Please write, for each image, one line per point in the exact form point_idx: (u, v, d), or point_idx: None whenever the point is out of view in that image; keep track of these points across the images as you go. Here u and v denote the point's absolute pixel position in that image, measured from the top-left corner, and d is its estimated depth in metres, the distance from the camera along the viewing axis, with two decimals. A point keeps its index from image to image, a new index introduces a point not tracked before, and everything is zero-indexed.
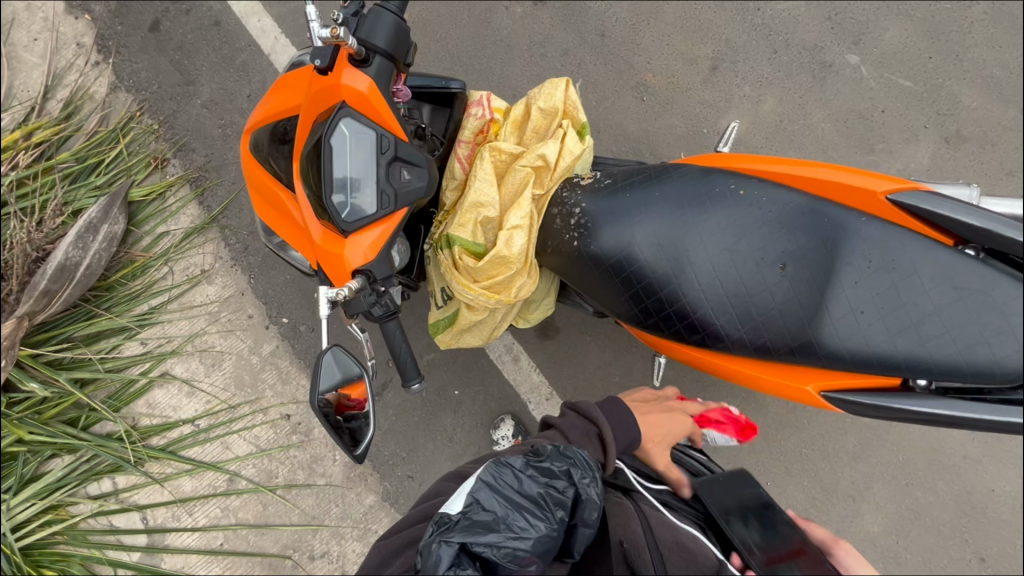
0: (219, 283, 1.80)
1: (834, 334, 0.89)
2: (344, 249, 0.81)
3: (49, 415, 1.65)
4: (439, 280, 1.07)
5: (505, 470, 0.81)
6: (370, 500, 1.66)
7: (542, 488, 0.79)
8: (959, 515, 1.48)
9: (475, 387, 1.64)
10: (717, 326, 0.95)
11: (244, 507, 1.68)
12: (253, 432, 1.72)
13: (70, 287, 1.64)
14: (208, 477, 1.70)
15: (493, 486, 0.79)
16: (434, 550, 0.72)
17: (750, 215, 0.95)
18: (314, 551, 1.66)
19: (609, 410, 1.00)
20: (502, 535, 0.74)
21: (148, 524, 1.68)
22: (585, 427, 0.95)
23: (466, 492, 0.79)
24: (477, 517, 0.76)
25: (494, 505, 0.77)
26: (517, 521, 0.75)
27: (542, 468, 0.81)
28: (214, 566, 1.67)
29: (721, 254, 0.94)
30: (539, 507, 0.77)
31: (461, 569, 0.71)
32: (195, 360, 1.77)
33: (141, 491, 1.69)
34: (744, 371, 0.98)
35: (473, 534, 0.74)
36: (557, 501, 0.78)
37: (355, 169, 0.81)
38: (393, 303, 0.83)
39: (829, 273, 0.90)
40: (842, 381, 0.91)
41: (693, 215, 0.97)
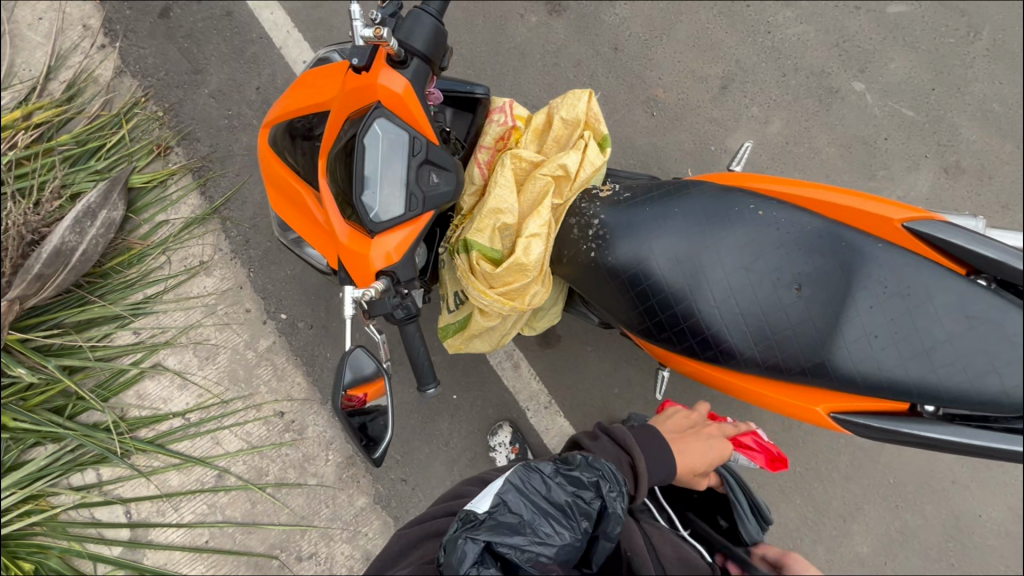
0: (218, 275, 1.78)
1: (848, 357, 0.90)
2: (369, 249, 0.81)
3: (35, 402, 1.62)
4: (454, 284, 1.07)
5: (534, 475, 0.81)
6: (362, 502, 1.64)
7: (570, 496, 0.79)
8: (947, 540, 1.50)
9: (474, 392, 1.64)
10: (729, 344, 0.96)
11: (231, 505, 1.65)
12: (245, 429, 1.70)
13: (64, 272, 1.60)
14: (196, 472, 1.67)
15: (521, 489, 0.79)
16: (460, 545, 0.71)
17: (769, 234, 0.96)
18: (302, 552, 1.64)
19: (644, 438, 1.01)
20: (526, 539, 0.74)
21: (132, 518, 1.64)
22: (618, 453, 0.96)
23: (493, 492, 0.79)
24: (503, 519, 0.75)
25: (520, 509, 0.77)
26: (542, 526, 0.76)
27: (571, 476, 0.81)
28: (198, 564, 1.63)
29: (737, 272, 0.96)
30: (565, 516, 0.78)
31: (485, 568, 0.70)
32: (188, 352, 1.74)
33: (126, 484, 1.66)
34: (752, 389, 0.99)
35: (499, 535, 0.73)
36: (583, 512, 0.79)
37: (387, 169, 0.80)
38: (415, 306, 0.82)
39: (844, 296, 0.91)
40: (852, 405, 0.93)
41: (711, 232, 0.98)
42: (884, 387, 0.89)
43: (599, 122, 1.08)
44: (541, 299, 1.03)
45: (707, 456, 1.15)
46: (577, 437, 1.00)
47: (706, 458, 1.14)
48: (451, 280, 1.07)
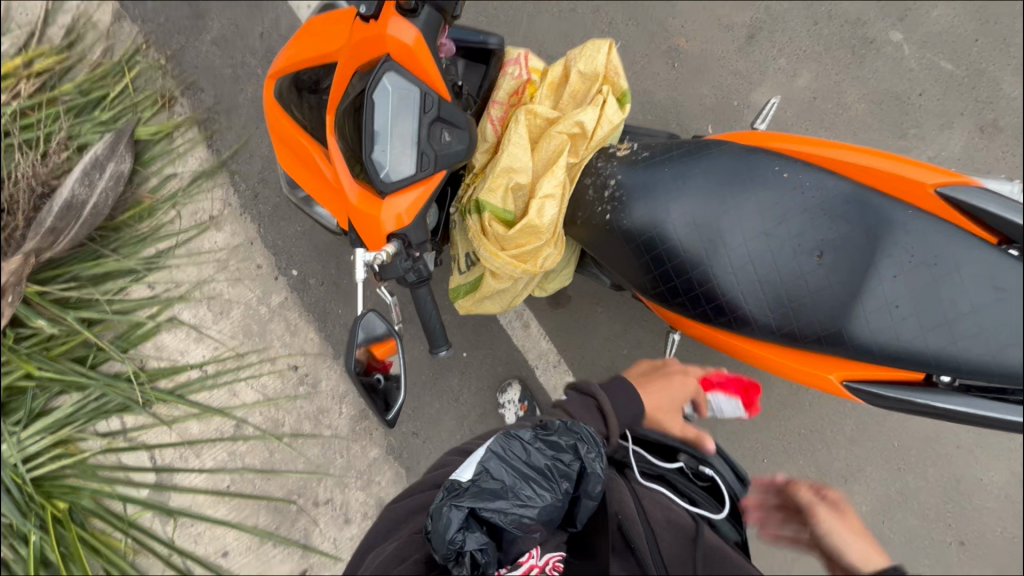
0: (228, 230, 1.79)
1: (866, 327, 0.89)
2: (379, 210, 0.79)
3: (58, 352, 1.66)
4: (465, 245, 1.06)
5: (514, 442, 0.82)
6: (375, 453, 1.70)
7: (549, 460, 0.81)
8: (946, 501, 1.53)
9: (483, 350, 1.65)
10: (745, 311, 0.95)
11: (251, 452, 1.71)
12: (261, 381, 1.74)
13: (76, 226, 1.61)
14: (215, 422, 1.73)
15: (502, 457, 0.80)
16: (444, 514, 0.74)
17: (792, 199, 0.93)
18: (318, 498, 1.70)
19: (619, 386, 1.03)
20: (509, 503, 0.77)
21: (156, 463, 1.72)
22: (586, 399, 0.98)
23: (475, 460, 0.80)
24: (484, 485, 0.77)
25: (502, 475, 0.78)
26: (524, 490, 0.78)
27: (550, 440, 0.83)
28: (221, 507, 1.70)
29: (757, 238, 0.93)
30: (546, 479, 0.79)
31: (470, 532, 0.74)
32: (203, 307, 1.77)
33: (150, 431, 1.73)
34: (763, 356, 0.98)
35: (482, 501, 0.76)
36: (564, 473, 0.80)
37: (397, 126, 0.78)
38: (427, 269, 0.82)
39: (867, 265, 0.89)
40: (866, 373, 0.91)
41: (733, 194, 0.95)
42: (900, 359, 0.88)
43: (619, 75, 1.02)
44: (553, 262, 1.01)
45: (674, 393, 1.21)
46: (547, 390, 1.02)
47: (675, 395, 1.21)
48: (462, 242, 1.07)
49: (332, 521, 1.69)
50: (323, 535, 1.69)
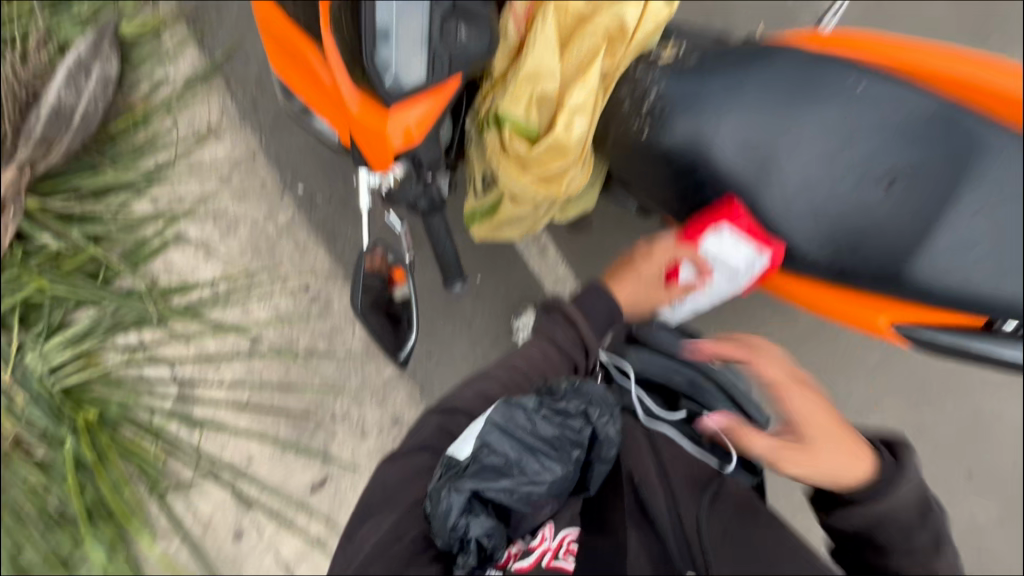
0: (229, 142, 1.67)
1: (935, 264, 0.91)
2: (384, 124, 0.70)
3: (69, 267, 1.65)
4: (482, 167, 1.01)
5: (517, 413, 0.89)
6: (389, 372, 1.73)
7: (558, 430, 0.89)
8: (959, 434, 1.54)
9: (498, 275, 1.62)
10: (804, 238, 0.97)
11: (267, 369, 1.73)
12: (274, 300, 1.72)
13: (68, 134, 1.54)
14: (230, 339, 1.73)
15: (505, 430, 0.87)
16: (445, 498, 0.81)
17: (867, 122, 0.92)
18: (335, 414, 1.74)
19: (591, 288, 1.07)
20: (515, 480, 0.85)
21: (177, 376, 1.74)
22: (553, 315, 1.06)
23: (476, 433, 0.87)
24: (487, 461, 0.85)
25: (507, 451, 0.86)
26: (531, 464, 0.87)
27: (554, 407, 0.91)
28: (242, 419, 1.74)
29: (825, 163, 0.94)
30: (555, 450, 0.88)
31: (473, 514, 0.82)
32: (209, 224, 1.71)
33: (169, 344, 1.74)
34: (817, 299, 1.04)
35: (485, 481, 0.84)
36: (573, 442, 0.90)
37: (406, 18, 0.67)
38: (438, 194, 0.88)
39: (938, 195, 0.90)
40: (922, 320, 0.95)
41: (805, 115, 0.94)
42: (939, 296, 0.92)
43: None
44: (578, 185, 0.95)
45: (650, 273, 1.10)
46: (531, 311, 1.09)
47: (648, 271, 1.10)
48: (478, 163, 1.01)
49: (350, 435, 1.74)
50: (341, 447, 1.74)
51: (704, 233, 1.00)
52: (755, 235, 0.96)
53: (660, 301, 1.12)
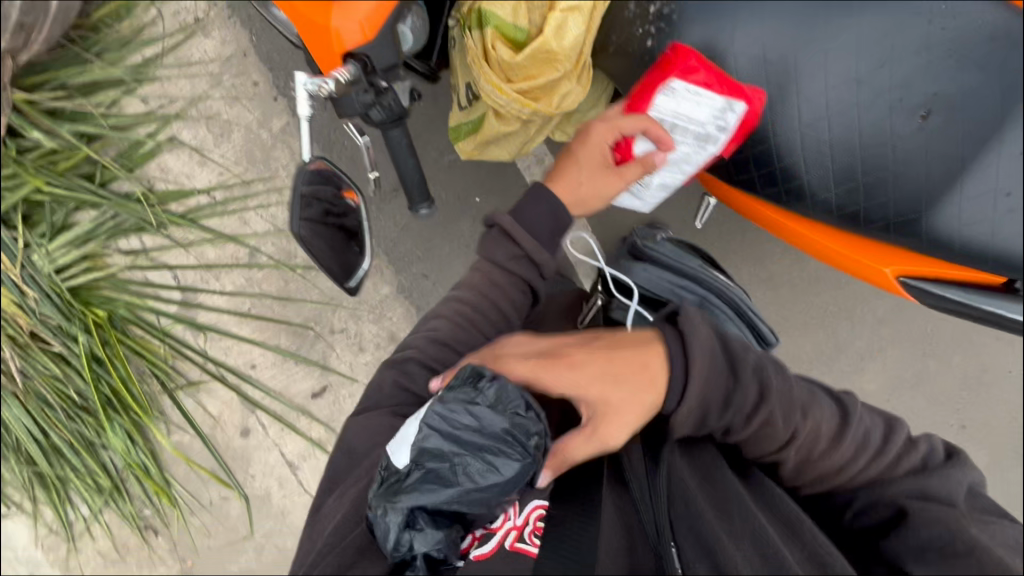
0: (217, 37, 1.61)
1: (960, 207, 0.97)
2: (333, 18, 0.84)
3: (65, 168, 1.62)
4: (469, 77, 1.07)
5: (457, 409, 0.76)
6: (386, 291, 1.71)
7: (508, 420, 0.76)
8: (960, 385, 1.50)
9: (496, 195, 1.63)
10: (823, 157, 1.02)
11: (267, 280, 1.74)
12: (270, 211, 1.69)
13: (48, 22, 1.44)
14: (230, 248, 1.73)
15: (444, 430, 0.75)
16: (383, 517, 0.71)
17: (909, 41, 0.93)
18: (333, 327, 1.76)
19: (528, 197, 1.01)
20: (465, 487, 0.73)
21: (180, 283, 1.78)
22: (494, 234, 1.01)
23: (411, 443, 0.75)
24: (428, 467, 0.73)
25: (447, 452, 0.74)
26: (477, 464, 0.73)
27: (496, 398, 0.77)
28: (244, 327, 1.79)
29: (854, 85, 0.97)
30: (508, 443, 0.74)
31: (417, 528, 0.71)
32: (202, 127, 1.65)
33: (169, 252, 1.75)
34: (825, 244, 1.12)
35: (427, 494, 0.72)
36: (528, 430, 0.76)
37: None
38: (394, 107, 0.90)
39: (968, 129, 0.94)
40: (923, 271, 1.03)
41: (841, 28, 0.95)
42: (929, 239, 1.00)
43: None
44: (571, 101, 1.02)
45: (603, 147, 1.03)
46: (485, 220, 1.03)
47: (591, 155, 1.04)
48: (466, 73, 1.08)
49: (347, 348, 1.77)
50: (340, 359, 1.78)
51: (654, 95, 1.01)
52: (701, 82, 0.98)
53: (611, 185, 1.04)
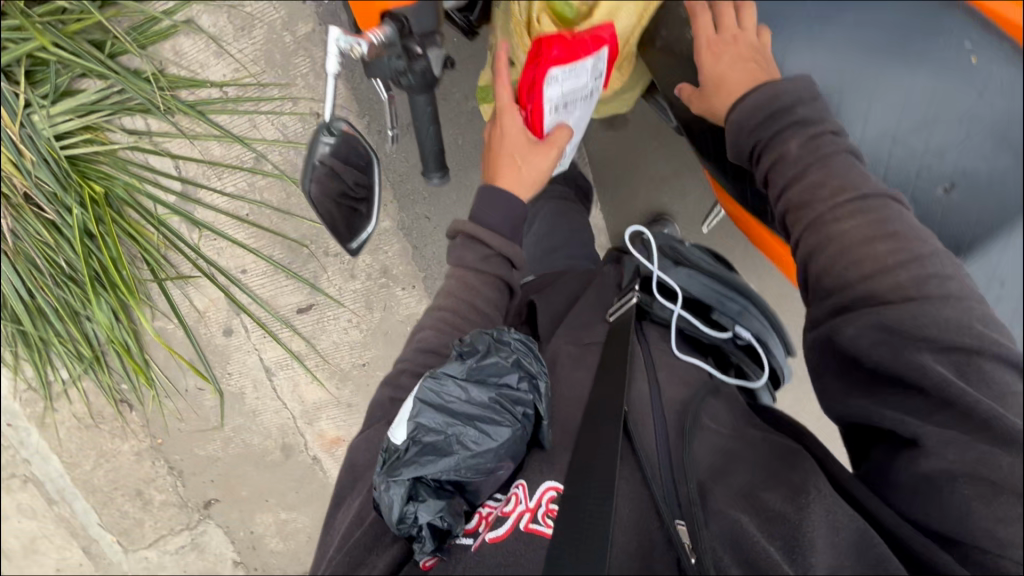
0: None
1: None
2: None
3: (73, 30, 1.55)
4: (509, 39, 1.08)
5: (446, 384, 0.82)
6: (386, 225, 1.71)
7: (495, 392, 0.83)
8: None
9: None
10: None
11: (269, 189, 1.72)
12: (281, 120, 1.64)
13: None
14: (236, 149, 1.70)
15: (435, 404, 0.81)
16: (385, 493, 0.75)
17: (951, 112, 1.00)
18: (329, 249, 1.77)
19: (479, 202, 1.07)
20: (459, 455, 0.78)
21: (182, 174, 1.75)
22: (467, 244, 1.05)
23: (407, 418, 0.80)
24: (426, 441, 0.78)
25: (439, 425, 0.79)
26: (470, 435, 0.79)
27: (480, 370, 0.84)
28: (240, 232, 1.79)
29: (892, 142, 1.04)
30: (497, 411, 0.81)
31: (418, 501, 0.75)
32: (222, 16, 1.57)
33: (173, 141, 1.72)
34: None
35: (423, 465, 0.76)
36: (514, 400, 0.83)
37: None
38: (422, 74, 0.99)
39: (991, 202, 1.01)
40: None
41: (890, 80, 1.02)
42: None
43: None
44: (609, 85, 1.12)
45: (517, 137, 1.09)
46: (450, 228, 1.06)
47: (512, 144, 1.10)
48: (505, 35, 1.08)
49: (339, 273, 1.78)
50: (330, 282, 1.80)
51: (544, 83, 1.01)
52: (579, 54, 0.99)
53: (540, 159, 1.09)
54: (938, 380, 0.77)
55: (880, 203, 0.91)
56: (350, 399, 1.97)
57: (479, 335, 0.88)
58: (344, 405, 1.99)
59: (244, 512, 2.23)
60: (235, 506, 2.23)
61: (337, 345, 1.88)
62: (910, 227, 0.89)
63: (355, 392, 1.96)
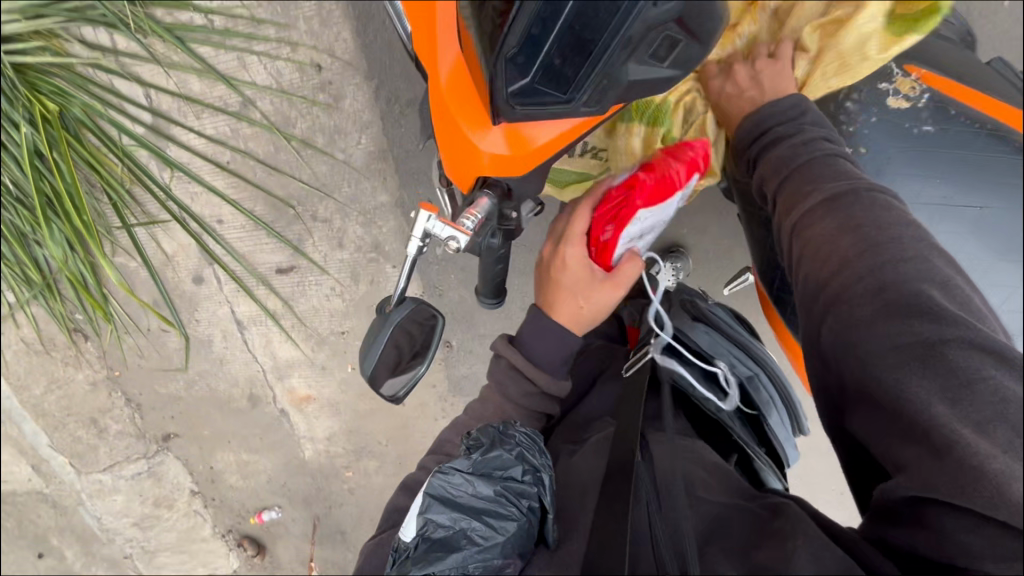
0: None
1: None
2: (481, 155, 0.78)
3: None
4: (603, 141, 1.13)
5: (451, 477, 0.85)
6: (384, 199, 1.59)
7: (499, 486, 0.85)
8: None
9: None
10: None
11: (255, 139, 1.55)
12: (276, 65, 1.45)
13: None
14: (219, 89, 1.50)
15: (442, 500, 0.83)
16: None
17: None
18: (317, 215, 1.64)
19: (530, 325, 0.98)
20: (467, 552, 0.80)
21: (153, 105, 1.55)
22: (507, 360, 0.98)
23: (416, 514, 0.83)
24: (434, 537, 0.81)
25: (446, 520, 0.82)
26: (476, 530, 0.81)
27: (484, 464, 0.87)
28: (219, 179, 1.63)
29: None
30: (502, 505, 0.83)
31: None
32: None
33: (144, 65, 1.50)
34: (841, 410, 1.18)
35: (429, 565, 0.78)
36: (519, 493, 0.85)
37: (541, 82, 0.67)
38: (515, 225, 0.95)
39: None
40: None
41: None
42: None
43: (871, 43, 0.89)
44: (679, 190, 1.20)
45: (577, 269, 0.98)
46: (495, 343, 0.99)
47: (574, 280, 0.98)
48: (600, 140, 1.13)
49: (326, 240, 1.67)
50: (315, 247, 1.69)
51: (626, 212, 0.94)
52: (668, 195, 0.94)
53: (605, 296, 0.97)
54: (901, 387, 0.65)
55: (853, 197, 0.81)
56: (325, 361, 1.93)
57: (485, 428, 0.91)
58: (318, 367, 1.95)
59: (204, 450, 2.22)
60: (195, 442, 2.21)
61: (316, 310, 1.81)
62: (880, 213, 0.78)
63: (331, 356, 1.91)
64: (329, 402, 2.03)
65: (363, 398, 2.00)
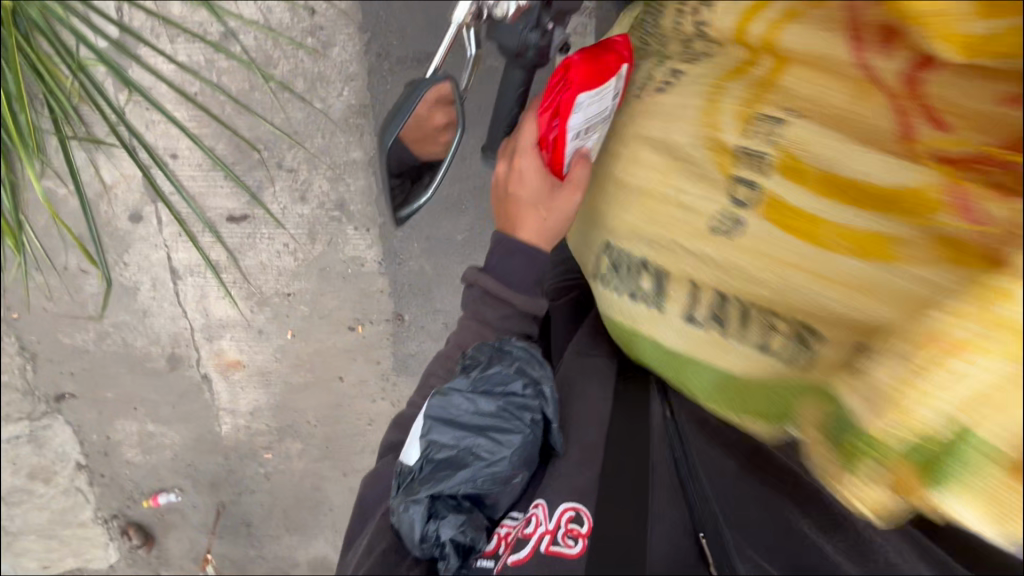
0: None
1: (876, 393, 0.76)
2: None
3: None
4: (735, 273, 0.65)
5: (451, 399, 0.85)
6: (357, 155, 1.57)
7: (500, 401, 0.85)
8: None
9: None
10: None
11: (229, 73, 1.50)
12: (268, 3, 1.44)
13: None
14: (201, 15, 1.46)
15: (444, 420, 0.84)
16: (408, 513, 0.80)
17: None
18: (283, 162, 1.59)
19: (501, 249, 0.93)
20: (473, 468, 0.82)
21: (124, 21, 1.47)
22: (483, 284, 0.95)
23: (418, 438, 0.85)
24: (438, 457, 0.83)
25: (448, 439, 0.83)
26: (482, 448, 0.83)
27: (484, 381, 0.86)
28: (182, 110, 1.56)
29: None
30: (506, 419, 0.84)
31: (437, 517, 0.80)
32: None
33: None
34: None
35: (435, 484, 0.81)
36: (519, 406, 0.85)
37: None
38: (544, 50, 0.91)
39: None
40: None
41: None
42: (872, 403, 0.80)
43: None
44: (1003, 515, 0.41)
45: (534, 184, 0.88)
46: (467, 271, 0.97)
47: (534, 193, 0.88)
48: (654, 237, 0.72)
49: (288, 191, 1.62)
50: (274, 198, 1.62)
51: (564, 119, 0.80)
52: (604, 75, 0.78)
53: (564, 201, 0.86)
54: None
55: None
56: (263, 325, 1.82)
57: (482, 347, 0.90)
58: (254, 330, 1.83)
59: (102, 416, 1.98)
60: (92, 405, 1.97)
61: (263, 266, 1.72)
62: None
63: (271, 320, 1.80)
64: (259, 371, 1.89)
65: (297, 370, 1.88)
